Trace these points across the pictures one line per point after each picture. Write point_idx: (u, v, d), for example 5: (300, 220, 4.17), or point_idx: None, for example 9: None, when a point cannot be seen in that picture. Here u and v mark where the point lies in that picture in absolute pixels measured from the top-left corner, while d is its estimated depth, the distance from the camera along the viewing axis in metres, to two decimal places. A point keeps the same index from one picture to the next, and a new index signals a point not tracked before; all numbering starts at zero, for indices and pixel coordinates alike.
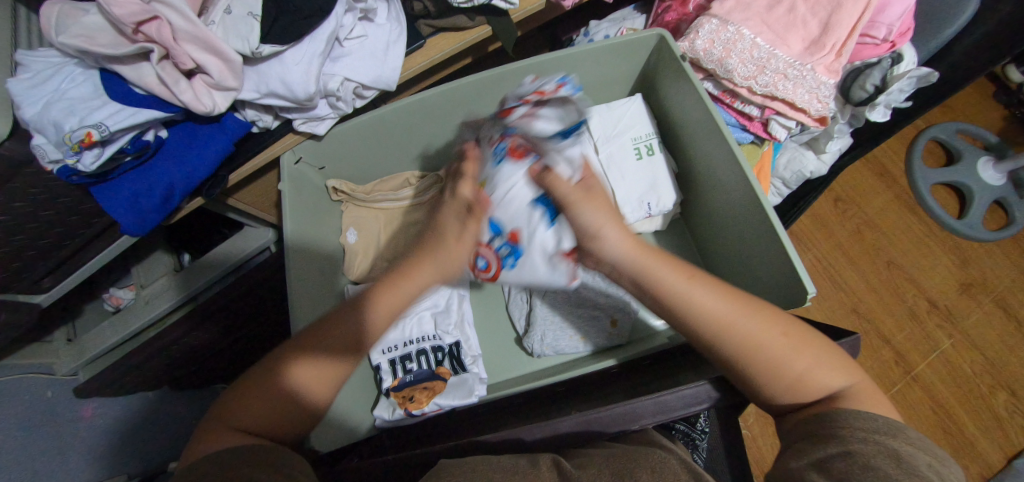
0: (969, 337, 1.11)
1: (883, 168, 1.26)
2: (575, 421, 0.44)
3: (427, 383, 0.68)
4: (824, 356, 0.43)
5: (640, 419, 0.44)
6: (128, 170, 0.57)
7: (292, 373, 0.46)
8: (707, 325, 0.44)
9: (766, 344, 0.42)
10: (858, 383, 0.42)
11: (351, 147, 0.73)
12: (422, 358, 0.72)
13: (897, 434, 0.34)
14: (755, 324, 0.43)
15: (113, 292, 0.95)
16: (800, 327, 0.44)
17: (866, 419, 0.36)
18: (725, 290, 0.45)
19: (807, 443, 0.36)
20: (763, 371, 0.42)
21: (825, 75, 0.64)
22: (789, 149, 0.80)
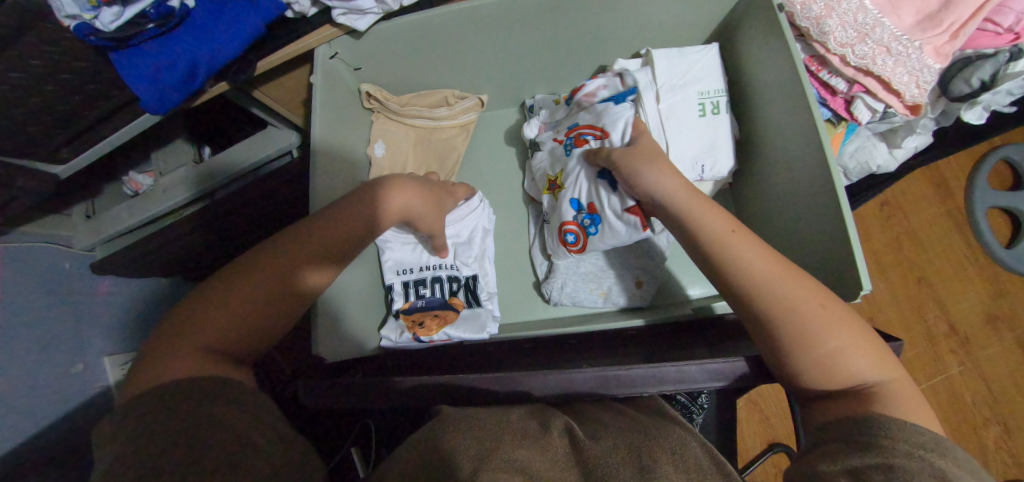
0: (981, 369, 1.06)
1: (942, 179, 1.17)
2: (589, 375, 0.42)
3: (438, 312, 0.67)
4: (865, 343, 0.40)
5: (660, 384, 0.41)
6: (150, 38, 0.52)
7: (275, 269, 0.44)
8: (746, 278, 0.44)
9: (799, 308, 0.41)
10: (898, 380, 0.39)
11: (392, 51, 0.69)
12: (436, 286, 0.70)
13: (945, 453, 0.31)
14: (796, 289, 0.42)
15: (133, 176, 0.93)
16: (842, 306, 0.42)
17: (910, 433, 0.32)
18: (769, 252, 0.46)
19: (839, 450, 0.33)
20: (796, 338, 0.40)
21: (932, 58, 0.56)
22: (860, 137, 0.71)
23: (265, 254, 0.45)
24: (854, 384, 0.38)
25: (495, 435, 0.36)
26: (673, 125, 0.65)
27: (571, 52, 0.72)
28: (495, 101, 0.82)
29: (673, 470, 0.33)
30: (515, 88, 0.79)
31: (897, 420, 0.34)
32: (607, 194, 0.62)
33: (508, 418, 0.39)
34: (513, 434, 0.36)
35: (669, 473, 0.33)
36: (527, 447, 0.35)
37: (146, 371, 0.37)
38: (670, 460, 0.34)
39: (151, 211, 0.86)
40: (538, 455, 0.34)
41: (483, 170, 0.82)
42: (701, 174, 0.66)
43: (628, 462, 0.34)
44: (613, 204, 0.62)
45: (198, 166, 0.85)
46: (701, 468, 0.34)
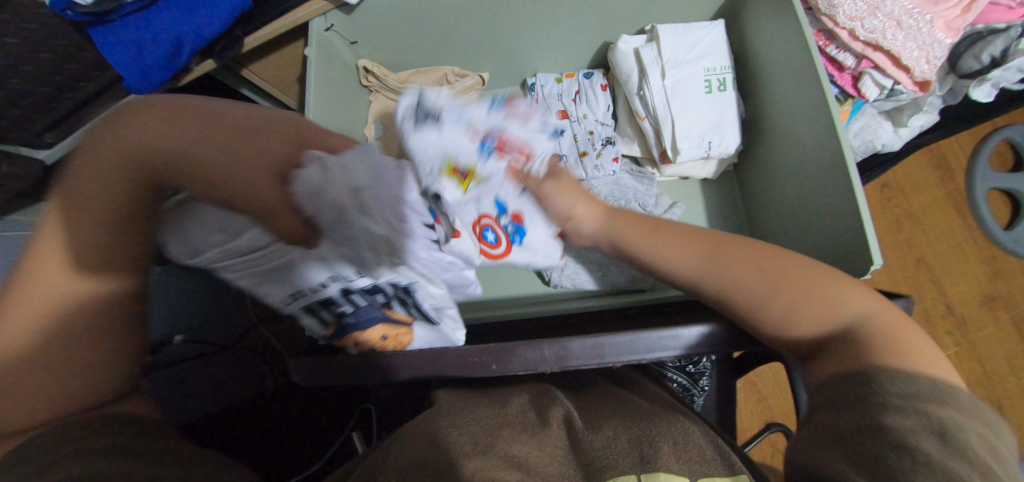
0: (976, 350, 1.06)
1: (943, 160, 1.16)
2: (582, 342, 0.38)
3: (382, 333, 0.49)
4: (824, 279, 0.36)
5: (630, 354, 0.38)
6: (131, 11, 0.50)
7: (95, 262, 0.28)
8: (681, 276, 0.42)
9: (740, 279, 0.38)
10: (875, 311, 0.34)
11: (390, 22, 0.66)
12: (352, 298, 0.49)
13: (947, 400, 0.27)
14: (730, 263, 0.39)
15: None
16: (783, 253, 0.39)
17: (904, 382, 0.29)
18: (694, 238, 0.43)
19: (831, 412, 0.30)
20: (745, 303, 0.37)
21: (943, 32, 0.55)
22: (866, 116, 0.70)
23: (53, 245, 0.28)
24: (823, 332, 0.35)
25: (491, 431, 0.36)
26: (680, 101, 0.64)
27: (571, 28, 0.70)
28: (493, 79, 0.79)
29: (675, 461, 0.33)
30: (514, 66, 0.77)
31: (890, 368, 0.30)
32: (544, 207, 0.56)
33: (505, 409, 0.39)
34: (508, 430, 0.36)
35: (670, 464, 0.32)
36: (524, 442, 0.35)
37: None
38: (672, 448, 0.34)
39: None
40: (537, 451, 0.34)
41: None
42: (709, 151, 0.65)
43: (626, 452, 0.34)
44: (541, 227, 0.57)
45: None
46: (703, 455, 0.34)
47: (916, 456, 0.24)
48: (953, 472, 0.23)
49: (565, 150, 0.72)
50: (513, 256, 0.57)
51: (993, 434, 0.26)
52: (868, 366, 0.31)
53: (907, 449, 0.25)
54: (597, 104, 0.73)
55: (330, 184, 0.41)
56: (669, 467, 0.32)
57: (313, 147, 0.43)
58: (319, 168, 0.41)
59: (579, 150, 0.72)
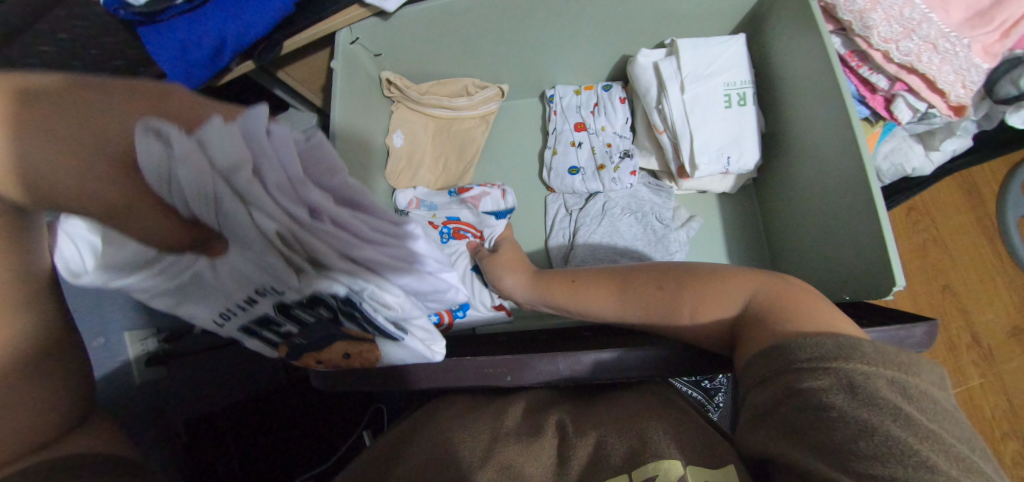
0: (1003, 382, 1.03)
1: (973, 186, 1.13)
2: (543, 360, 0.40)
3: (342, 350, 0.40)
4: (708, 285, 0.41)
5: (554, 375, 0.40)
6: (179, 13, 0.52)
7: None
8: (603, 315, 0.47)
9: (643, 308, 0.44)
10: (761, 289, 0.39)
11: (416, 36, 0.67)
12: (289, 320, 0.37)
13: (851, 354, 0.29)
14: (629, 294, 0.45)
15: None
16: (665, 274, 0.44)
17: (812, 346, 0.30)
18: (596, 281, 0.48)
19: (758, 391, 0.32)
20: (658, 319, 0.43)
21: (980, 57, 0.54)
22: (896, 138, 0.69)
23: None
24: (732, 323, 0.39)
25: (492, 440, 0.38)
26: (698, 117, 0.64)
27: (596, 41, 0.71)
28: (516, 89, 0.80)
29: (666, 437, 0.36)
30: (537, 77, 0.77)
31: (796, 338, 0.32)
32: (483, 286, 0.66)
33: (503, 421, 0.40)
34: (506, 438, 0.38)
35: (662, 448, 0.35)
36: (524, 451, 0.37)
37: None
38: (664, 435, 0.36)
39: None
40: (533, 461, 0.36)
41: (500, 160, 0.81)
42: (727, 165, 0.64)
43: (620, 451, 0.36)
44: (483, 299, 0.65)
45: None
46: (693, 441, 0.36)
47: (831, 416, 0.26)
48: (866, 426, 0.26)
49: (583, 162, 0.73)
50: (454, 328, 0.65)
51: (905, 374, 0.27)
52: (781, 339, 0.33)
53: (823, 411, 0.27)
54: (614, 116, 0.73)
55: (183, 166, 0.25)
56: (662, 453, 0.34)
57: (158, 114, 0.25)
58: (159, 142, 0.24)
59: (597, 162, 0.72)
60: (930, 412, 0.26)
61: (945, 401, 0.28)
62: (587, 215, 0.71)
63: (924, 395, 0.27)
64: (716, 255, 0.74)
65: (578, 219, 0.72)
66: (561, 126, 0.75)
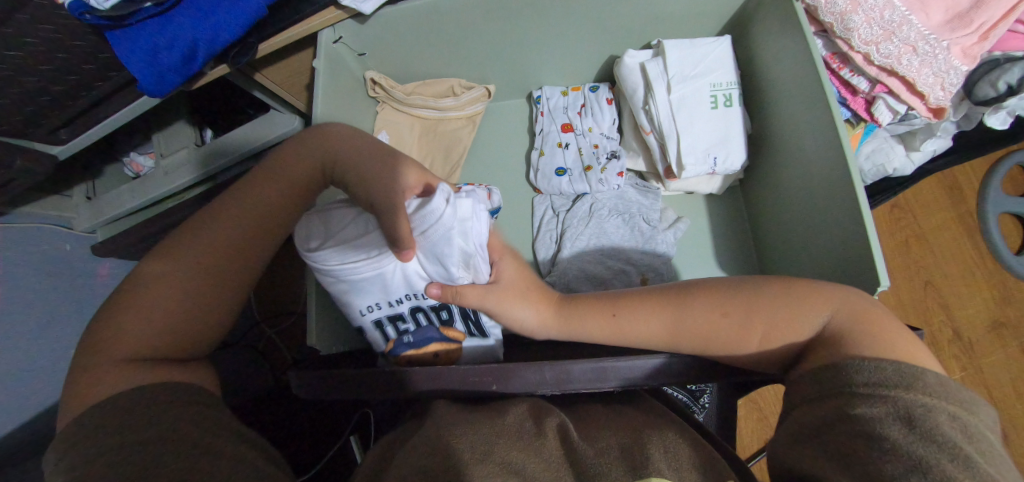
0: (983, 376, 1.05)
1: (954, 183, 1.15)
2: (587, 365, 0.38)
3: (435, 353, 0.52)
4: (782, 307, 0.39)
5: (598, 385, 0.38)
6: (148, 16, 0.50)
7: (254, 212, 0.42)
8: (648, 340, 0.44)
9: (713, 334, 0.40)
10: (837, 309, 0.39)
11: (402, 35, 0.66)
12: (418, 317, 0.52)
13: (913, 385, 0.29)
14: (693, 322, 0.42)
15: (134, 157, 0.96)
16: (738, 300, 0.41)
17: (873, 372, 0.31)
18: (637, 302, 0.45)
19: (811, 406, 0.32)
20: (729, 349, 0.40)
21: (959, 59, 0.54)
22: (878, 138, 0.70)
23: (229, 207, 0.42)
24: (805, 345, 0.39)
25: (489, 438, 0.35)
26: (685, 117, 0.64)
27: (583, 43, 0.70)
28: (503, 91, 0.79)
29: (667, 468, 0.34)
30: (524, 78, 0.77)
31: (856, 360, 0.33)
32: None
33: (504, 419, 0.38)
34: (507, 436, 0.35)
35: (662, 470, 0.33)
36: (523, 449, 0.35)
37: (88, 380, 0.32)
38: (664, 457, 0.34)
39: (149, 195, 0.86)
40: (533, 458, 0.34)
41: (488, 162, 0.80)
42: (713, 166, 0.64)
43: (618, 462, 0.34)
44: None
45: (201, 150, 0.85)
46: (695, 465, 0.34)
47: (884, 444, 0.26)
48: (921, 461, 0.25)
49: (570, 164, 0.73)
50: None
51: (965, 414, 0.27)
52: (844, 359, 0.33)
53: (879, 441, 0.27)
54: (602, 117, 0.73)
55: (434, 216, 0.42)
56: (661, 473, 0.33)
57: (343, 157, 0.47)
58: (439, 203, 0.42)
59: (585, 163, 0.72)
60: (987, 454, 0.26)
61: (997, 443, 0.27)
62: (574, 217, 0.71)
63: (982, 436, 0.27)
64: (703, 258, 0.73)
65: (565, 221, 0.72)
66: (549, 127, 0.75)
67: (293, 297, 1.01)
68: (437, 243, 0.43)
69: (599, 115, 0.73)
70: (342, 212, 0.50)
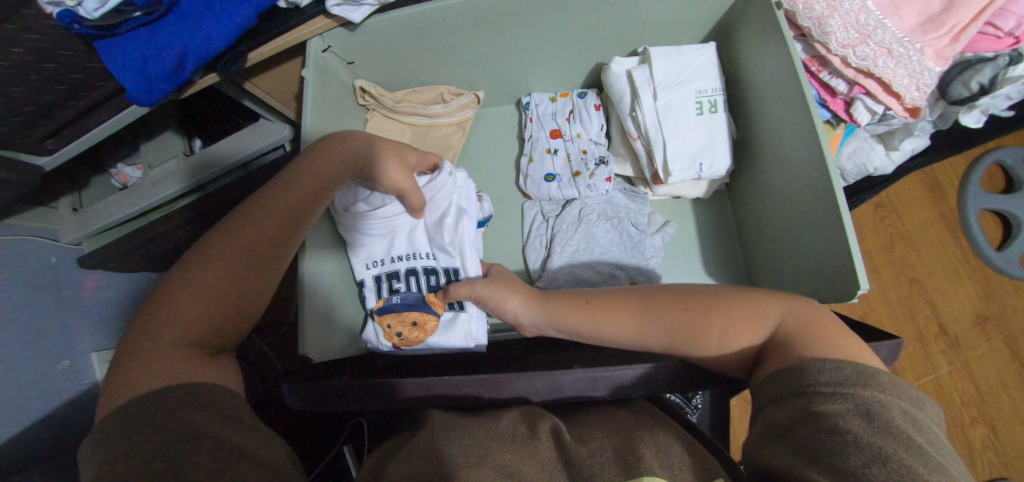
0: (968, 370, 1.07)
1: (935, 181, 1.18)
2: (576, 376, 0.39)
3: (414, 318, 0.64)
4: (736, 308, 0.41)
5: (595, 389, 0.39)
6: (137, 26, 0.51)
7: (281, 212, 0.44)
8: (618, 337, 0.46)
9: (677, 330, 0.42)
10: (790, 311, 0.40)
11: (390, 44, 0.67)
12: (411, 279, 0.67)
13: (869, 382, 0.30)
14: (657, 319, 0.44)
15: (121, 168, 0.96)
16: (697, 302, 0.43)
17: (832, 370, 0.32)
18: (609, 299, 0.48)
19: (778, 407, 0.32)
20: (690, 347, 0.42)
21: (933, 60, 0.56)
22: (858, 139, 0.72)
23: (261, 206, 0.43)
24: (760, 348, 0.39)
25: (482, 441, 0.35)
26: (671, 123, 0.65)
27: (570, 49, 0.71)
28: (493, 98, 0.80)
29: (658, 466, 0.34)
30: (512, 85, 0.78)
31: (813, 361, 0.33)
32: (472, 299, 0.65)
33: (498, 422, 0.38)
34: (498, 440, 0.36)
35: (653, 468, 0.33)
36: (515, 452, 0.35)
37: (115, 382, 0.33)
38: (655, 456, 0.35)
39: (141, 205, 0.85)
40: (526, 461, 0.34)
41: (479, 168, 0.81)
42: (699, 172, 0.65)
43: (611, 462, 0.35)
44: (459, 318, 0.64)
45: (189, 160, 0.85)
46: (685, 462, 0.35)
47: (848, 437, 0.27)
48: (881, 452, 0.26)
49: (559, 170, 0.74)
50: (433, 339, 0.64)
51: (915, 410, 0.29)
52: (801, 361, 0.34)
53: (841, 435, 0.28)
54: (590, 123, 0.74)
55: (440, 182, 0.67)
56: (653, 472, 0.33)
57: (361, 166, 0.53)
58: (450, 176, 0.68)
59: (573, 169, 0.73)
60: (934, 444, 0.28)
61: (941, 434, 0.30)
62: (563, 222, 0.72)
63: (928, 429, 0.29)
64: (691, 259, 0.75)
65: (555, 227, 0.73)
66: (537, 133, 0.76)
67: (285, 306, 1.00)
68: (440, 205, 0.67)
69: (586, 120, 0.74)
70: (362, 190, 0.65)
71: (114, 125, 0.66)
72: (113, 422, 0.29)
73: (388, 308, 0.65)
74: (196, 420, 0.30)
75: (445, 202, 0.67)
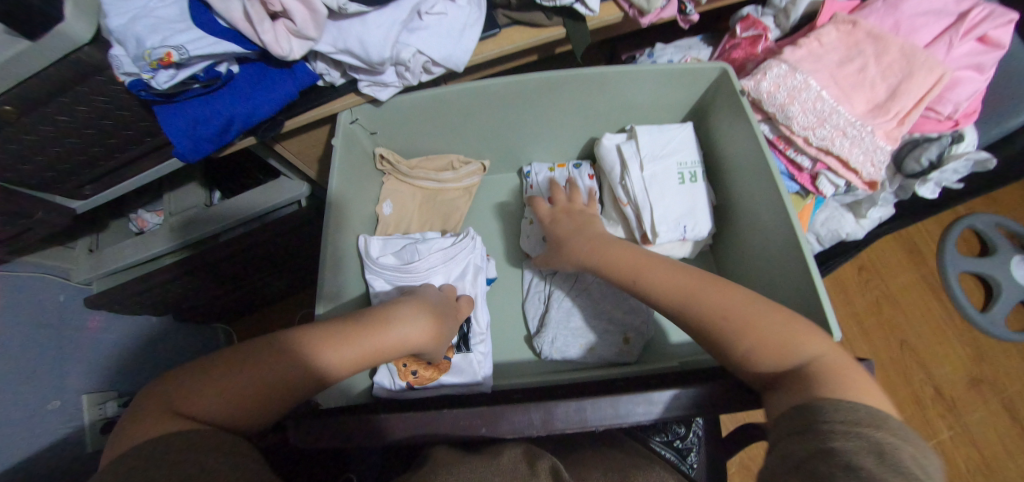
0: (969, 434, 1.07)
1: (913, 244, 1.25)
2: (567, 407, 0.43)
3: (429, 355, 0.68)
4: (779, 329, 0.45)
5: (586, 422, 0.43)
6: (193, 95, 0.59)
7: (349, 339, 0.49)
8: (673, 298, 0.52)
9: (724, 315, 0.47)
10: (823, 355, 0.43)
11: (406, 118, 0.75)
12: None
13: (882, 425, 0.34)
14: (715, 298, 0.49)
15: (140, 214, 1.02)
16: (754, 306, 0.47)
17: (846, 412, 0.35)
18: (683, 269, 0.55)
19: (794, 438, 0.35)
20: (724, 334, 0.47)
21: (883, 140, 0.64)
22: (830, 208, 0.80)
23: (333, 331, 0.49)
24: (781, 374, 0.42)
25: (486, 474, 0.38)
26: (657, 191, 0.72)
27: (568, 124, 0.80)
28: (497, 164, 0.88)
29: None
30: (515, 154, 0.86)
31: (833, 402, 0.37)
32: (481, 345, 0.71)
33: (497, 460, 0.40)
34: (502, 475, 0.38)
35: None
36: None
37: (145, 421, 0.37)
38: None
39: (155, 249, 0.89)
40: None
41: (483, 227, 0.87)
42: (684, 233, 0.71)
43: None
44: (466, 362, 0.69)
45: (208, 209, 0.90)
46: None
47: (860, 473, 0.30)
48: None
49: None
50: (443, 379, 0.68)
51: (920, 455, 0.32)
52: (816, 399, 0.38)
53: (856, 471, 0.30)
54: (584, 192, 0.82)
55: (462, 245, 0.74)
56: None
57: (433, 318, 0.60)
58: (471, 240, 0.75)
59: None
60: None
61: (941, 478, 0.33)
62: (559, 279, 0.77)
63: (930, 468, 0.32)
64: None
65: (552, 283, 0.77)
66: (536, 198, 0.82)
67: None
68: (458, 264, 0.73)
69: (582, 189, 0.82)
70: (398, 240, 0.75)
71: (152, 174, 0.73)
72: (134, 456, 0.33)
73: None
74: (207, 462, 0.34)
75: (463, 262, 0.73)
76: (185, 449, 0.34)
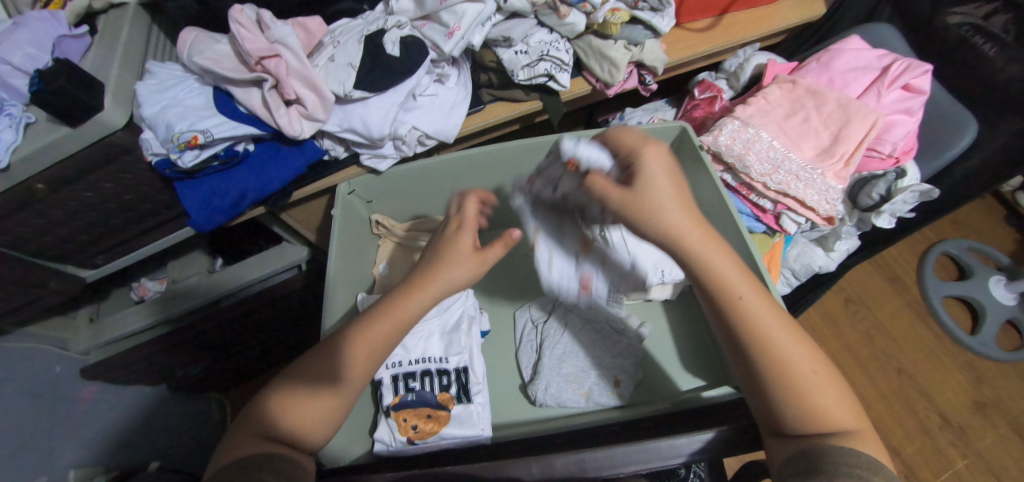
0: (984, 460, 1.07)
1: (893, 273, 1.30)
2: (567, 459, 0.43)
3: (429, 412, 0.70)
4: (839, 400, 0.50)
5: (586, 471, 0.43)
6: (212, 172, 0.66)
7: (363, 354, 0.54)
8: (755, 333, 0.52)
9: (799, 365, 0.50)
10: (858, 429, 0.50)
11: (401, 186, 0.81)
12: (425, 379, 0.73)
13: (879, 469, 0.38)
14: (792, 347, 0.51)
15: (142, 283, 1.04)
16: (823, 365, 0.52)
17: (850, 457, 0.40)
18: (769, 304, 0.54)
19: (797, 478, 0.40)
20: (784, 389, 0.50)
21: (834, 181, 0.71)
22: (799, 244, 0.86)
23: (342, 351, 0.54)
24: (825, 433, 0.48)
25: None
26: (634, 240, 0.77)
27: None
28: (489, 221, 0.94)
29: None
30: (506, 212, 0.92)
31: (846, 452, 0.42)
32: (478, 394, 0.72)
33: None
34: None
35: None
36: None
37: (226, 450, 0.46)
38: None
39: (165, 313, 0.90)
40: None
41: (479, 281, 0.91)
42: (662, 277, 0.77)
43: None
44: (465, 413, 0.71)
45: (214, 274, 0.94)
46: None
47: None
48: None
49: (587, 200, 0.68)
50: (444, 433, 0.69)
51: None
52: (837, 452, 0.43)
53: None
54: None
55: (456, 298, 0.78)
56: None
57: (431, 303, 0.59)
58: (465, 297, 0.79)
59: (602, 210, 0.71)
60: None
61: None
62: (549, 328, 0.81)
63: None
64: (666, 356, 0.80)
65: (543, 332, 0.81)
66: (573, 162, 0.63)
67: None
68: (452, 316, 0.77)
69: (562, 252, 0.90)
70: None
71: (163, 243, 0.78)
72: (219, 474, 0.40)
73: (402, 405, 0.70)
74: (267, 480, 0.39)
75: (457, 314, 0.77)
76: (258, 468, 0.40)
